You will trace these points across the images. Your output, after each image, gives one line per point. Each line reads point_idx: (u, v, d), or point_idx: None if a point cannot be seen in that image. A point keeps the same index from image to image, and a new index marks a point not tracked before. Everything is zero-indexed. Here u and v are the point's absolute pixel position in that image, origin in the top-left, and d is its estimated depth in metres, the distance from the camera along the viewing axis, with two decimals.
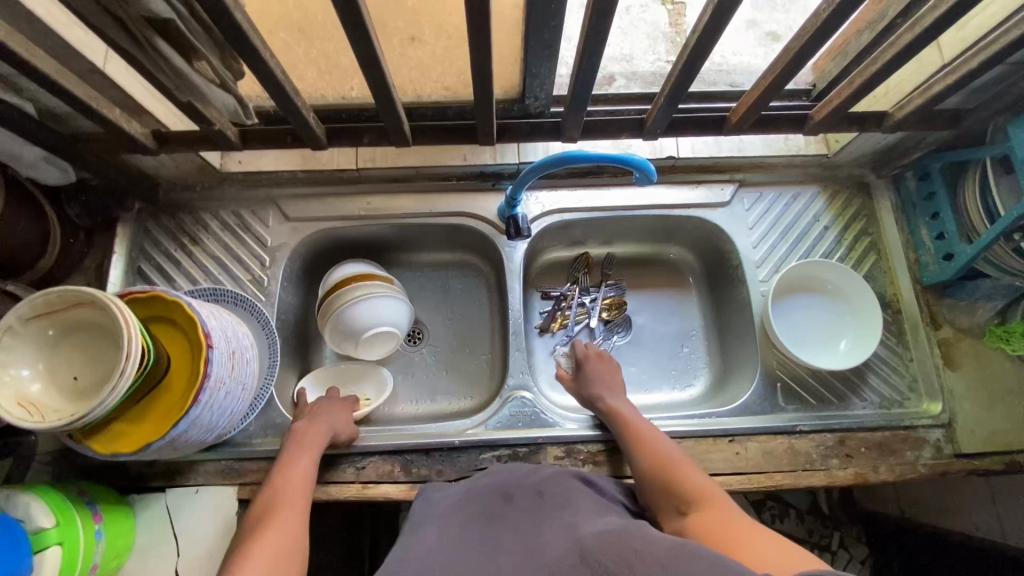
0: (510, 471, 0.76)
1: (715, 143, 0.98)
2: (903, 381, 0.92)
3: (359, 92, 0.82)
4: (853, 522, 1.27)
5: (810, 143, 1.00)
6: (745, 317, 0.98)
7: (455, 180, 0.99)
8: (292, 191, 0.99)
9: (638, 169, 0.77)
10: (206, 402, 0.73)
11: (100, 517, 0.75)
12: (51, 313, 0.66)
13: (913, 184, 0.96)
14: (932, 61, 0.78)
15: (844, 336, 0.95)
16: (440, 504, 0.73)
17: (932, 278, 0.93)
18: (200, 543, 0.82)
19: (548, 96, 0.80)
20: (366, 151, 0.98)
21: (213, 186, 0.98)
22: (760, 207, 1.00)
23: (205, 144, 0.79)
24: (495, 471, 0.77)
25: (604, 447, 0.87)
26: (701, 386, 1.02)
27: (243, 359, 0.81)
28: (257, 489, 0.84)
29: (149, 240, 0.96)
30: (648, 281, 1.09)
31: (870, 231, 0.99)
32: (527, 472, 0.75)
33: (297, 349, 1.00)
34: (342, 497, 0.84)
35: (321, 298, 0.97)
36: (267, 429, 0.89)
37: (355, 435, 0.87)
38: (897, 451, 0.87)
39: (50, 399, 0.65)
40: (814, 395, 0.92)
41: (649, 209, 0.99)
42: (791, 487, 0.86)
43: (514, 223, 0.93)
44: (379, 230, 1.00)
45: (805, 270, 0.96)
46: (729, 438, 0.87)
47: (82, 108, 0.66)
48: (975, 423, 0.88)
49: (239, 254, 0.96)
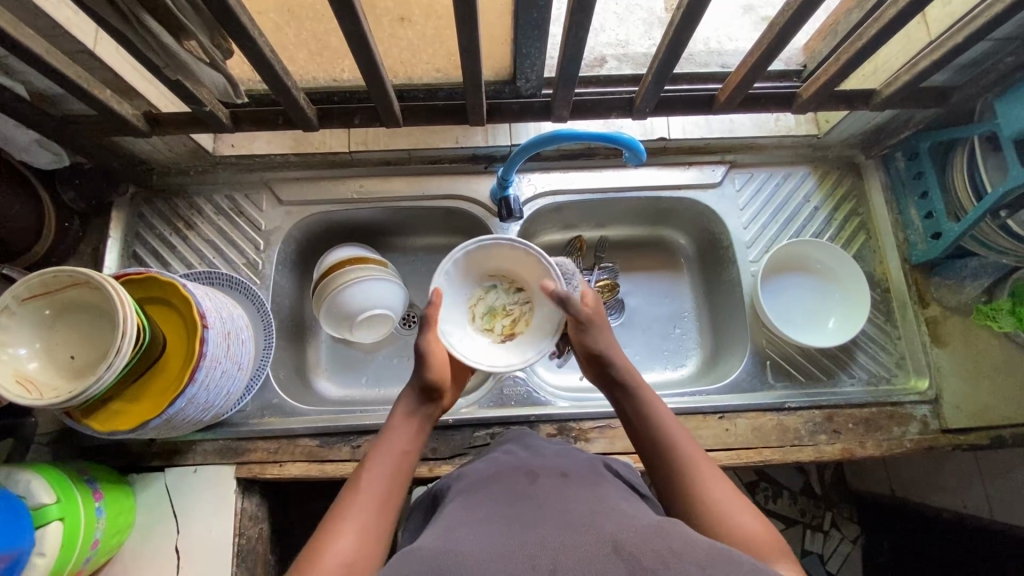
0: (527, 455, 0.66)
1: (705, 124, 0.98)
2: (890, 359, 0.94)
3: (351, 75, 0.83)
4: (847, 502, 1.29)
5: (801, 123, 1.00)
6: (736, 297, 0.99)
7: (447, 163, 1.00)
8: (285, 175, 0.99)
9: (628, 149, 0.78)
10: (203, 380, 0.74)
11: (100, 495, 0.77)
12: (47, 293, 0.67)
13: (903, 165, 0.96)
14: (918, 37, 0.78)
15: (833, 314, 0.96)
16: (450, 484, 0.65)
17: (920, 257, 0.93)
18: (199, 521, 0.83)
19: (539, 78, 0.80)
20: (358, 132, 0.98)
21: (206, 171, 0.99)
22: (750, 188, 1.00)
23: (197, 126, 0.79)
24: (508, 455, 0.67)
25: (597, 425, 0.88)
26: (693, 366, 1.04)
27: (239, 340, 0.82)
28: (255, 468, 0.86)
29: (144, 225, 0.96)
30: (640, 263, 1.10)
31: (860, 210, 1.00)
32: (545, 455, 0.65)
33: (294, 332, 1.01)
34: (338, 475, 0.85)
35: (316, 281, 0.98)
36: (264, 409, 0.90)
37: (351, 415, 0.89)
38: (884, 427, 0.88)
39: (47, 377, 0.66)
40: (802, 373, 0.93)
41: (641, 190, 1.00)
42: (779, 462, 0.87)
43: (504, 205, 0.95)
44: (373, 214, 1.01)
45: (793, 250, 0.97)
46: (718, 415, 0.88)
47: (73, 88, 0.66)
48: (961, 399, 0.89)
49: (233, 238, 0.97)
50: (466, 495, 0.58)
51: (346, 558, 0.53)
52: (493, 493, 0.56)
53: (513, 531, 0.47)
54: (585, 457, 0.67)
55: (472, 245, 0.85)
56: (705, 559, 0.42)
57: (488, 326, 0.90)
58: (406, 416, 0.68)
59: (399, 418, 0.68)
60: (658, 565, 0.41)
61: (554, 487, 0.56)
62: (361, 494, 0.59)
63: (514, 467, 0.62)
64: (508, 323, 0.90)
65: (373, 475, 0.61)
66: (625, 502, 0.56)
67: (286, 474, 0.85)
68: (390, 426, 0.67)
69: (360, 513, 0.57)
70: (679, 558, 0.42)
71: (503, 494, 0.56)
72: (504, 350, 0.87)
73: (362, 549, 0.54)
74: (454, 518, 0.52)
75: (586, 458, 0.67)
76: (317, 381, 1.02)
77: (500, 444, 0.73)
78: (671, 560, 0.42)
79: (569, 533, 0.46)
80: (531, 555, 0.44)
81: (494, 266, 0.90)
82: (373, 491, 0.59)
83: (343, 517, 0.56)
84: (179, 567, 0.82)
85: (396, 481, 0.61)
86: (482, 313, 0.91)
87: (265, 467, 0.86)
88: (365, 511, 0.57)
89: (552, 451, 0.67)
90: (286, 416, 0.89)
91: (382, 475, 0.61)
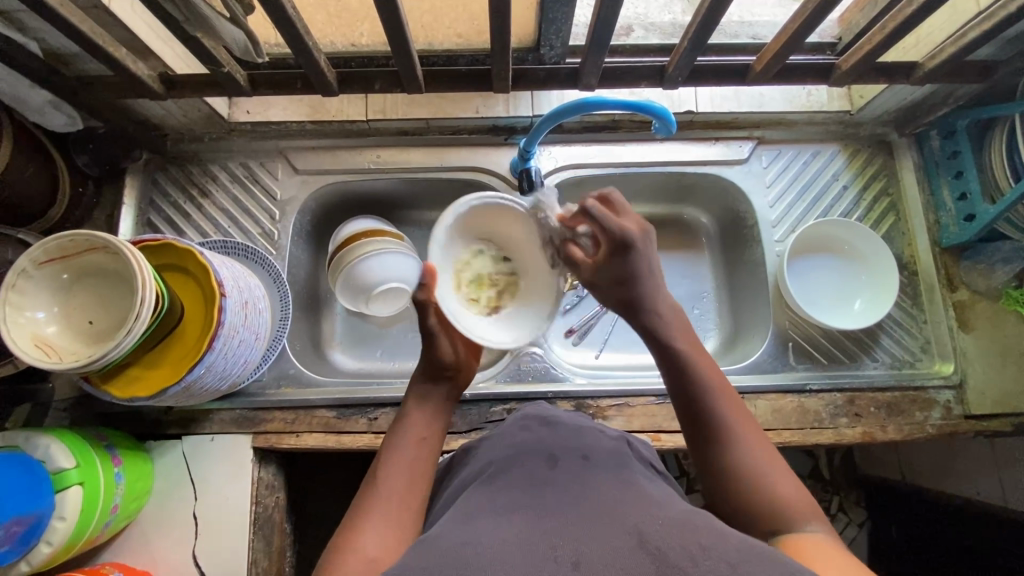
0: (548, 434, 0.65)
1: (734, 97, 0.95)
2: (916, 343, 0.92)
3: (370, 39, 0.80)
4: (854, 487, 1.30)
5: (834, 98, 0.96)
6: (759, 277, 0.97)
7: (466, 134, 0.97)
8: (301, 143, 0.97)
9: (658, 118, 0.75)
10: (221, 349, 0.74)
11: (119, 460, 0.77)
12: (64, 257, 0.66)
13: (938, 143, 0.93)
14: (967, 6, 0.74)
15: (859, 296, 0.94)
16: (473, 464, 0.65)
17: (951, 239, 0.91)
18: (217, 488, 0.84)
19: (564, 45, 0.77)
20: (376, 100, 0.95)
21: (221, 138, 0.97)
22: (778, 165, 0.97)
23: (213, 89, 0.77)
24: (529, 433, 0.66)
25: (614, 403, 0.88)
26: (711, 346, 1.02)
27: (256, 310, 0.81)
28: (271, 437, 0.85)
29: (158, 192, 0.95)
30: (659, 242, 1.08)
31: (890, 190, 0.97)
32: (565, 435, 0.64)
33: (309, 304, 1.00)
34: (355, 447, 0.85)
35: (332, 253, 0.97)
36: (280, 379, 0.89)
37: (367, 387, 0.88)
38: (906, 411, 0.87)
39: (65, 342, 0.66)
40: (825, 355, 0.92)
41: (665, 166, 0.97)
42: (798, 444, 0.86)
43: (526, 176, 0.91)
44: (388, 185, 0.99)
45: (819, 230, 0.95)
46: (738, 395, 0.87)
47: (88, 45, 0.64)
48: (985, 385, 0.88)
49: (248, 207, 0.95)
50: (486, 477, 0.58)
51: (370, 553, 0.52)
52: (519, 473, 0.56)
53: (537, 520, 0.47)
54: (606, 437, 0.66)
55: (475, 201, 0.69)
56: (737, 555, 0.41)
57: (472, 297, 0.75)
58: (420, 402, 0.68)
59: (413, 404, 0.68)
60: (687, 562, 0.40)
61: (577, 472, 0.55)
62: (382, 484, 0.59)
63: (535, 448, 0.61)
64: (494, 296, 0.76)
65: (392, 464, 0.61)
66: (648, 486, 0.55)
67: (302, 445, 0.85)
68: (405, 414, 0.67)
69: (381, 506, 0.57)
70: (707, 555, 0.41)
71: (525, 479, 0.55)
72: (490, 328, 0.72)
73: (387, 544, 0.53)
74: (479, 504, 0.51)
75: (610, 439, 0.66)
76: (332, 353, 1.01)
77: (520, 419, 0.72)
78: (700, 557, 0.41)
79: (591, 523, 0.46)
80: (563, 541, 0.43)
81: (482, 226, 0.75)
82: (394, 481, 0.59)
83: (365, 513, 0.56)
84: (198, 533, 0.82)
85: (415, 467, 0.61)
86: (467, 281, 0.75)
87: (281, 437, 0.86)
88: (386, 504, 0.57)
89: (574, 429, 0.66)
90: (303, 387, 0.89)
91: (401, 463, 0.61)
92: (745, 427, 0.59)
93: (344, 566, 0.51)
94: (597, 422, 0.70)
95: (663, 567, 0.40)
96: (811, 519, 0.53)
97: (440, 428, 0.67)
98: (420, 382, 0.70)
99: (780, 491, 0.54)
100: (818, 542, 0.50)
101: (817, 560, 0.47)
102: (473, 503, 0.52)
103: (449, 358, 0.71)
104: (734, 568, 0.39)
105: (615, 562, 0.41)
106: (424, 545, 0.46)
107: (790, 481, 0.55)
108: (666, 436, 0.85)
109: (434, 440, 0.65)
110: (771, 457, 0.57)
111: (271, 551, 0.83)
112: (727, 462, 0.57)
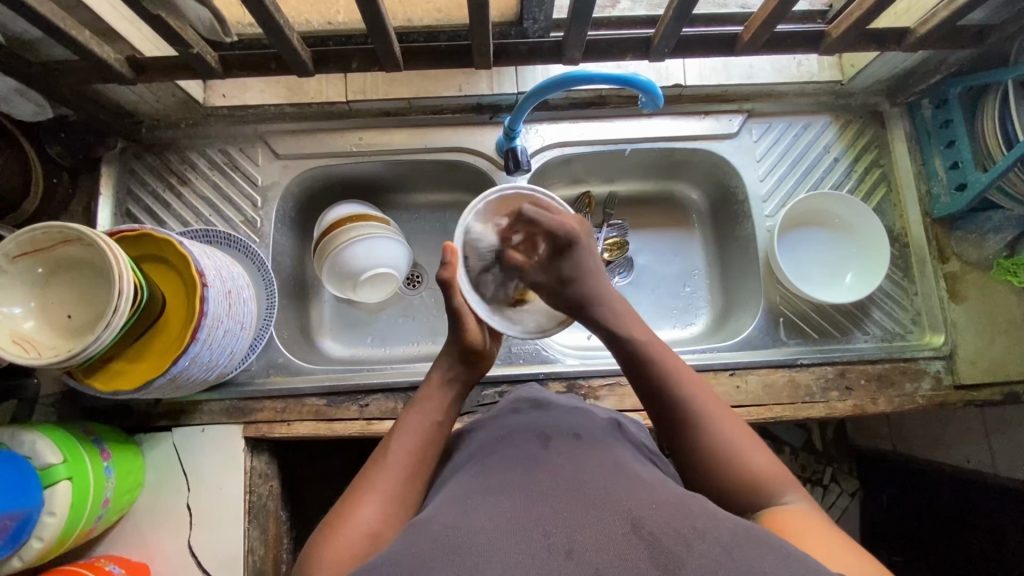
0: (540, 415, 0.64)
1: (724, 69, 0.93)
2: (907, 315, 0.92)
3: (346, 17, 0.77)
4: (846, 458, 1.33)
5: (824, 68, 0.94)
6: (750, 252, 0.96)
7: (450, 113, 0.95)
8: (280, 127, 0.94)
9: (644, 93, 0.73)
10: (205, 339, 0.72)
11: (108, 454, 0.76)
12: (37, 251, 0.64)
13: (930, 112, 0.91)
14: None
15: (851, 269, 0.93)
16: (462, 449, 0.64)
17: (943, 210, 0.90)
18: (210, 478, 0.84)
19: (548, 18, 0.74)
20: (355, 80, 0.92)
21: (198, 123, 0.94)
22: (768, 139, 0.96)
23: (184, 72, 0.74)
24: (520, 416, 0.65)
25: (605, 382, 0.87)
26: (703, 324, 1.03)
27: (241, 299, 0.80)
28: (263, 427, 0.85)
29: (135, 181, 0.93)
30: (649, 220, 1.08)
31: (881, 161, 0.96)
32: (557, 415, 0.64)
33: (296, 291, 0.99)
34: (347, 434, 0.85)
35: (317, 239, 0.95)
36: (270, 368, 0.89)
37: (358, 374, 0.88)
38: (897, 383, 0.87)
39: (44, 336, 0.64)
40: (816, 329, 0.91)
41: (653, 142, 0.95)
42: (789, 418, 0.86)
43: (512, 156, 0.89)
44: (373, 168, 0.97)
45: (810, 204, 0.94)
46: (729, 372, 0.87)
47: (48, 28, 0.61)
48: (975, 354, 0.88)
49: (229, 194, 0.93)
50: (476, 461, 0.57)
51: (370, 527, 0.52)
52: (508, 455, 0.55)
53: (526, 504, 0.46)
54: (596, 418, 0.66)
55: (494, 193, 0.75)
56: (729, 539, 0.42)
57: None
58: (443, 385, 0.68)
59: (433, 385, 0.68)
60: (680, 547, 0.41)
61: (567, 451, 0.55)
62: (390, 465, 0.58)
63: (526, 429, 0.61)
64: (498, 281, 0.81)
65: (401, 447, 0.60)
66: (640, 466, 0.55)
67: (294, 433, 0.85)
68: (423, 395, 0.67)
69: (386, 485, 0.56)
70: (702, 539, 0.42)
71: (514, 458, 0.54)
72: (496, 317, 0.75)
73: (387, 517, 0.54)
74: (468, 489, 0.51)
75: (600, 419, 0.66)
76: (322, 341, 1.01)
77: (511, 402, 0.72)
78: (693, 542, 0.42)
79: (581, 509, 0.45)
80: (547, 532, 0.43)
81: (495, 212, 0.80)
82: (404, 462, 0.59)
83: (368, 488, 0.56)
84: (193, 524, 0.82)
85: (426, 452, 0.61)
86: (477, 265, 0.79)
87: (273, 426, 0.85)
88: (394, 471, 0.58)
89: (563, 409, 0.66)
90: (293, 375, 0.88)
91: (411, 445, 0.61)
92: (713, 409, 0.60)
93: (343, 538, 0.51)
94: (588, 403, 0.70)
95: (656, 553, 0.41)
96: (790, 492, 0.55)
97: (454, 414, 0.67)
98: (443, 361, 0.70)
99: (757, 468, 0.56)
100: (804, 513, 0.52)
101: (802, 534, 0.48)
102: (460, 490, 0.52)
103: (478, 344, 0.71)
104: (729, 552, 0.41)
105: (607, 547, 0.42)
106: (412, 532, 0.46)
107: (759, 457, 0.57)
108: (658, 414, 0.86)
109: (447, 427, 0.65)
110: (743, 432, 0.58)
111: (266, 539, 0.84)
112: (697, 449, 0.58)
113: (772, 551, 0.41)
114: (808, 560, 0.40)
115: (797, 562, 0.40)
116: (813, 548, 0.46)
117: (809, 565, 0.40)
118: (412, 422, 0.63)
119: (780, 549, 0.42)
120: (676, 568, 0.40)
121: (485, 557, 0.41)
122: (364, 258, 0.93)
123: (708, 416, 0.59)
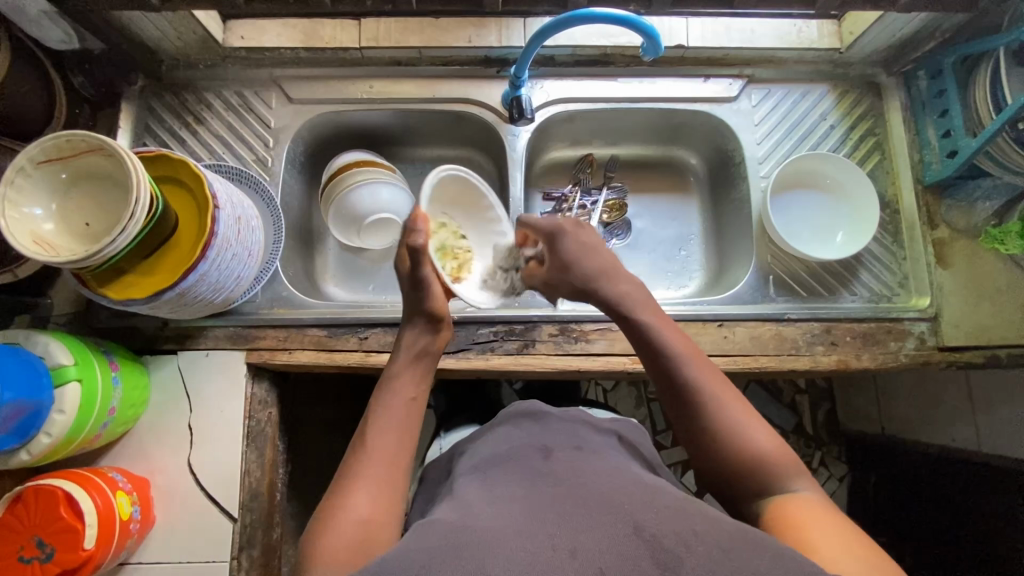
0: (539, 431, 0.69)
1: (726, 32, 0.96)
2: (894, 278, 0.94)
3: None
4: (836, 443, 1.40)
5: (824, 36, 0.97)
6: (744, 213, 0.99)
7: (458, 65, 0.98)
8: (295, 71, 0.97)
9: (647, 38, 0.76)
10: (214, 260, 0.75)
11: (116, 366, 0.79)
12: (62, 158, 0.67)
13: (925, 84, 0.94)
14: None
15: (842, 228, 0.96)
16: (466, 458, 0.68)
17: (933, 176, 0.92)
18: (212, 401, 0.87)
19: None
20: (369, 27, 0.95)
21: (215, 64, 0.97)
22: (767, 104, 0.99)
23: (207, 2, 0.78)
24: (518, 429, 0.70)
25: (597, 326, 0.90)
26: (697, 285, 1.06)
27: (250, 227, 0.83)
28: (264, 353, 0.88)
29: (153, 118, 0.96)
30: (648, 184, 1.10)
31: (876, 131, 0.98)
32: (554, 430, 0.69)
33: (302, 235, 1.02)
34: (346, 363, 0.88)
35: (324, 184, 0.98)
36: (274, 300, 0.92)
37: (356, 308, 0.91)
38: (881, 341, 0.90)
39: (63, 240, 0.68)
40: (805, 288, 0.94)
41: (653, 102, 0.98)
42: (775, 370, 0.89)
43: (517, 105, 0.93)
44: (381, 117, 1.00)
45: (804, 165, 0.96)
46: (718, 322, 0.90)
47: None
48: (960, 318, 0.90)
49: (243, 135, 0.96)
50: (480, 472, 0.62)
51: (361, 515, 0.56)
52: (511, 470, 0.60)
53: (533, 510, 0.51)
54: (595, 434, 0.72)
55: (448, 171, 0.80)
56: (726, 540, 0.46)
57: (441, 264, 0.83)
58: (413, 361, 0.71)
59: (401, 364, 0.70)
60: (680, 548, 0.45)
61: (568, 461, 0.60)
62: (370, 451, 0.61)
63: (527, 443, 0.66)
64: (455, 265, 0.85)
65: (378, 433, 0.63)
66: (638, 475, 0.60)
67: (295, 361, 0.88)
68: (394, 374, 0.69)
69: (372, 472, 0.59)
70: (701, 540, 0.45)
71: (519, 474, 0.59)
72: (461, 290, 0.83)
73: (376, 504, 0.57)
74: (471, 496, 0.56)
75: (598, 435, 0.71)
76: (326, 286, 1.04)
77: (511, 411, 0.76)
78: (692, 543, 0.45)
79: (582, 515, 0.49)
80: (551, 534, 0.47)
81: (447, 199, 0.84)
82: (383, 446, 0.62)
83: (355, 477, 0.59)
84: (193, 443, 0.86)
85: (404, 430, 0.64)
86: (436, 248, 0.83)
87: (274, 353, 0.88)
88: (376, 463, 0.60)
89: (563, 424, 0.71)
90: (295, 308, 0.91)
91: (386, 426, 0.63)
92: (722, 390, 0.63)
93: (337, 529, 0.54)
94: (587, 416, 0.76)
95: (656, 552, 0.45)
96: (798, 481, 0.58)
97: (426, 388, 0.70)
98: (410, 336, 0.73)
99: (764, 452, 0.59)
100: (805, 502, 0.56)
101: (808, 537, 0.52)
102: (466, 494, 0.57)
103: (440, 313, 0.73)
104: (726, 552, 0.44)
105: (610, 550, 0.45)
106: (422, 532, 0.49)
107: (770, 439, 0.60)
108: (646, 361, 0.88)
109: (421, 402, 0.69)
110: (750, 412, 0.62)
111: (263, 462, 0.87)
112: (707, 432, 0.61)
113: (765, 552, 0.45)
114: (796, 555, 0.45)
115: (789, 559, 0.44)
116: (828, 556, 0.49)
117: (797, 560, 0.44)
118: (386, 404, 0.66)
119: (772, 548, 0.46)
120: (675, 566, 0.43)
121: (491, 554, 0.45)
122: (368, 197, 0.96)
123: (721, 399, 0.62)
